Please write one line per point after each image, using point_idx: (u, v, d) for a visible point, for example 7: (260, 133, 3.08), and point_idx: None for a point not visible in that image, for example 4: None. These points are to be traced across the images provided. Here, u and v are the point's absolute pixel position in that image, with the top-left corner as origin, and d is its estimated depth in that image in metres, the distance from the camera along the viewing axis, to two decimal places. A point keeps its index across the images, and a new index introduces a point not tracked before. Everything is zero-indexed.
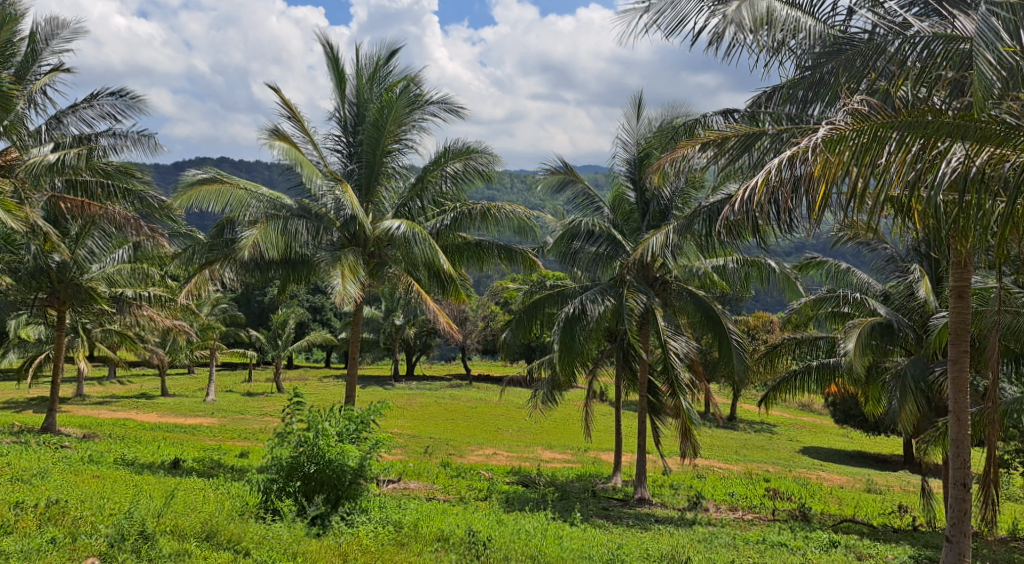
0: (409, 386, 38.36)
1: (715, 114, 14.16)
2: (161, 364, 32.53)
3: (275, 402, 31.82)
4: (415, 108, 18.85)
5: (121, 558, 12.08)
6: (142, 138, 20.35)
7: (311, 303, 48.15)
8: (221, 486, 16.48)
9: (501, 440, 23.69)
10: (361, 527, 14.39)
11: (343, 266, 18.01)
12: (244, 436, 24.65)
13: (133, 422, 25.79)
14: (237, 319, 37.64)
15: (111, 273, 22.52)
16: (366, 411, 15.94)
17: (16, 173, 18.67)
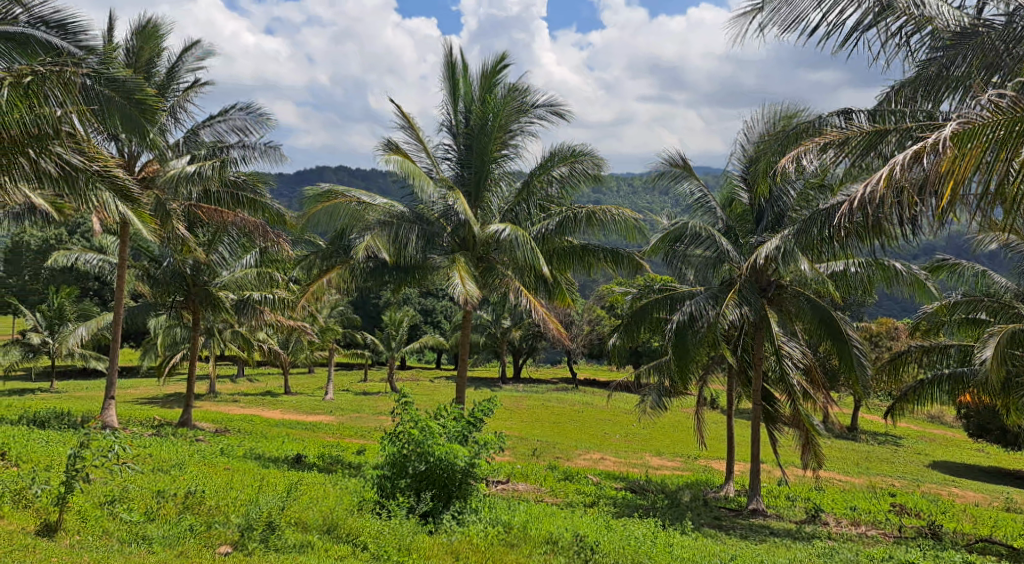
0: (518, 388, 38.59)
1: (834, 115, 13.65)
2: (283, 363, 33.74)
3: (389, 402, 32.53)
4: (523, 113, 19.05)
5: (251, 547, 12.66)
6: (268, 149, 21.21)
7: (422, 306, 48.98)
8: (340, 481, 17.03)
9: (609, 445, 23.56)
10: (472, 526, 14.57)
11: (457, 271, 18.29)
12: (360, 434, 25.28)
13: (257, 418, 26.82)
14: (352, 321, 38.68)
15: (239, 277, 23.63)
16: (476, 411, 16.17)
17: (157, 183, 20.58)
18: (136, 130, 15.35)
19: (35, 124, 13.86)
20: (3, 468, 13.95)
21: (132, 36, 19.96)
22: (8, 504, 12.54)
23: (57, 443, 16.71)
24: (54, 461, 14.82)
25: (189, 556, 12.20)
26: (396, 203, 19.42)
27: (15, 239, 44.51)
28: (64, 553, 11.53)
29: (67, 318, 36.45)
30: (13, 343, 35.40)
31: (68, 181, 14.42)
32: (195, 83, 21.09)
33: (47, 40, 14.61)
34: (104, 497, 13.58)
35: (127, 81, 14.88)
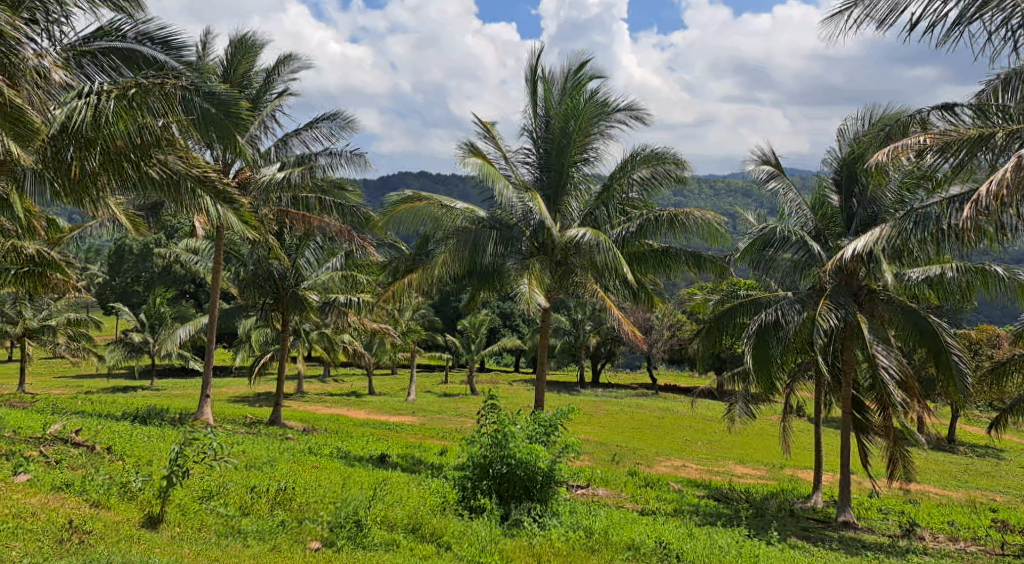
0: (598, 393, 38.47)
1: (935, 110, 13.47)
2: (367, 365, 34.38)
3: (470, 405, 32.85)
4: (603, 117, 19.09)
5: (340, 544, 12.97)
6: (355, 156, 21.72)
7: (502, 309, 49.33)
8: (423, 481, 17.30)
9: (691, 452, 23.37)
10: (554, 529, 14.65)
11: (531, 274, 18.49)
12: (441, 435, 25.56)
13: (342, 417, 27.39)
14: (433, 323, 39.20)
15: (325, 280, 24.22)
16: (555, 415, 16.24)
17: (249, 190, 21.37)
18: (233, 141, 15.89)
19: (140, 135, 14.31)
20: (109, 461, 14.63)
21: (229, 48, 20.79)
22: (115, 495, 13.08)
23: (157, 438, 17.42)
24: (156, 456, 15.47)
25: (282, 550, 12.58)
26: (478, 209, 19.68)
27: (119, 243, 46.61)
28: (165, 543, 11.93)
29: (165, 318, 37.93)
30: (115, 342, 37.01)
31: (172, 186, 15.11)
32: (288, 93, 21.74)
33: (151, 52, 15.31)
34: (202, 491, 14.09)
35: (225, 95, 15.47)
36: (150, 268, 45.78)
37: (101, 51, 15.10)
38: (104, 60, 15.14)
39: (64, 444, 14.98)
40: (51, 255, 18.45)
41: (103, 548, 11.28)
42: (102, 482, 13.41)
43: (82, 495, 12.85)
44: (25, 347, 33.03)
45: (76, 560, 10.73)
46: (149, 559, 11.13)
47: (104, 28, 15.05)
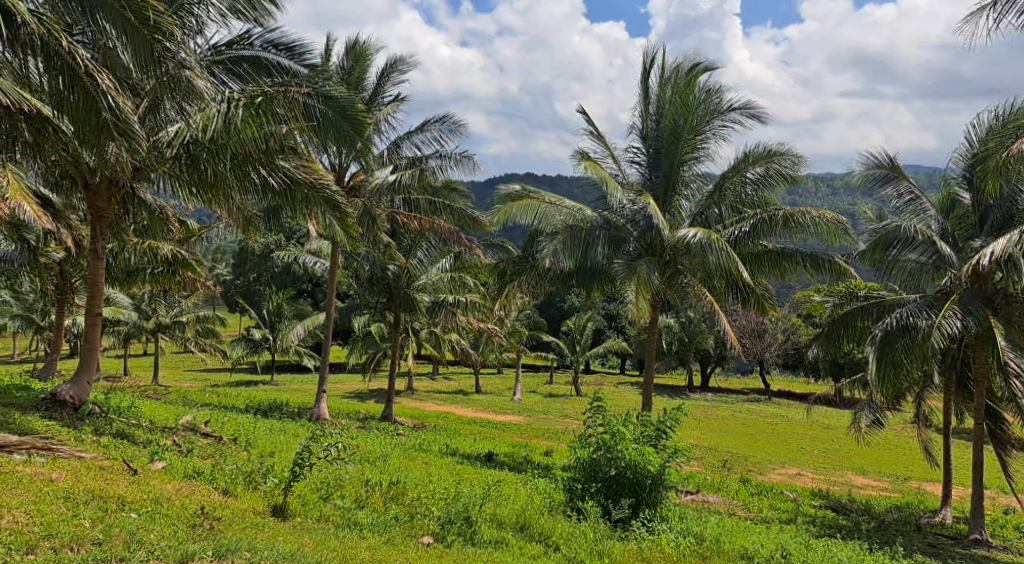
0: (707, 397, 37.78)
1: None
2: (474, 364, 34.73)
3: (575, 406, 32.82)
4: (716, 116, 18.74)
5: (451, 539, 13.12)
6: (465, 159, 21.96)
7: (608, 311, 49.04)
8: (531, 481, 17.33)
9: (806, 461, 22.73)
10: (663, 534, 14.43)
11: (641, 275, 18.17)
12: (548, 435, 25.60)
13: (451, 415, 27.75)
14: (539, 324, 39.33)
15: (436, 280, 24.58)
16: (664, 418, 16.00)
17: (362, 193, 22.00)
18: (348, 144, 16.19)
19: (265, 141, 14.87)
20: (235, 451, 15.23)
21: (344, 54, 21.35)
22: (241, 484, 13.56)
23: (279, 431, 18.05)
24: (278, 448, 16.01)
25: (396, 543, 12.79)
26: (584, 205, 19.53)
27: (241, 243, 48.59)
28: (288, 532, 12.28)
29: (283, 316, 39.29)
30: (237, 338, 38.56)
31: (289, 194, 15.78)
32: (400, 96, 22.18)
33: (276, 58, 15.94)
34: (320, 484, 14.44)
35: (343, 98, 15.68)
36: (269, 268, 47.56)
37: (231, 60, 15.80)
38: (233, 69, 15.84)
39: (194, 435, 15.65)
40: (182, 255, 19.34)
41: (231, 534, 11.69)
42: (230, 472, 13.94)
43: (211, 483, 13.38)
44: (155, 341, 34.77)
45: (208, 545, 11.14)
46: (274, 547, 11.48)
47: (233, 38, 15.76)
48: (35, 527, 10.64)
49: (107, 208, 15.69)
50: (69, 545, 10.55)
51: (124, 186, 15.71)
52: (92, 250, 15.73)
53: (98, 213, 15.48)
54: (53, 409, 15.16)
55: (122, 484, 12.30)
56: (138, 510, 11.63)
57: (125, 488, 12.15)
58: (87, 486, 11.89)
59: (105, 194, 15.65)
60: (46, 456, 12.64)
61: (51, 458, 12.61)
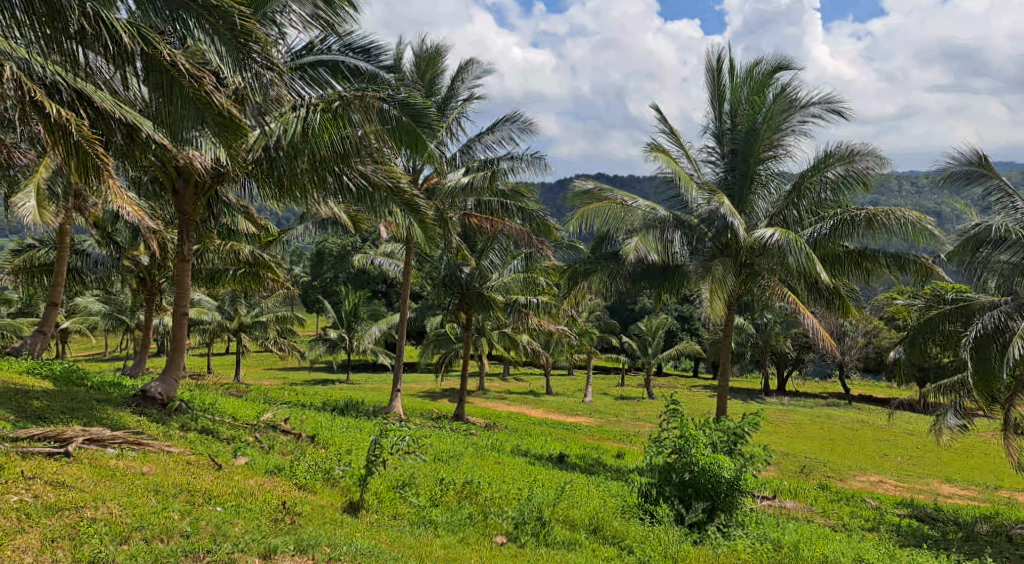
0: (784, 401, 37.07)
1: None
2: (545, 365, 34.74)
3: (648, 408, 32.56)
4: (794, 113, 18.36)
5: (525, 539, 13.13)
6: (536, 159, 22.00)
7: (681, 312, 48.54)
8: (603, 483, 17.22)
9: (888, 468, 22.13)
10: (739, 540, 14.20)
11: (715, 277, 17.95)
12: (620, 438, 25.42)
13: (522, 416, 27.77)
14: (611, 325, 39.16)
15: (507, 281, 24.66)
16: (741, 423, 15.72)
17: (436, 195, 22.31)
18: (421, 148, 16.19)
19: (341, 145, 15.10)
20: (314, 448, 15.52)
21: (415, 59, 21.59)
22: (319, 481, 13.81)
23: (355, 429, 18.34)
24: (354, 445, 16.26)
25: (470, 542, 12.86)
26: (658, 206, 19.11)
27: (318, 245, 49.58)
28: (366, 529, 12.44)
29: (359, 316, 39.94)
30: (314, 338, 39.32)
31: (368, 196, 16.19)
32: (472, 99, 22.36)
33: (354, 60, 16.27)
34: (396, 481, 14.59)
35: (419, 105, 15.38)
36: (345, 269, 48.38)
37: (310, 65, 16.12)
38: (312, 74, 16.11)
39: (274, 431, 16.02)
40: (263, 256, 19.80)
41: (312, 529, 11.91)
42: (308, 467, 14.19)
43: (291, 479, 13.65)
44: (237, 340, 35.73)
45: (290, 539, 11.36)
46: (353, 543, 11.65)
47: (312, 44, 16.11)
48: (128, 518, 10.97)
49: (193, 212, 16.23)
50: (159, 537, 10.85)
51: (211, 190, 16.26)
52: (181, 252, 16.32)
53: (186, 217, 16.04)
54: (144, 405, 15.68)
55: (208, 478, 12.64)
56: (223, 504, 11.94)
57: (211, 482, 12.47)
58: (176, 480, 12.25)
59: (192, 197, 16.18)
60: (137, 450, 13.06)
61: (141, 452, 13.04)
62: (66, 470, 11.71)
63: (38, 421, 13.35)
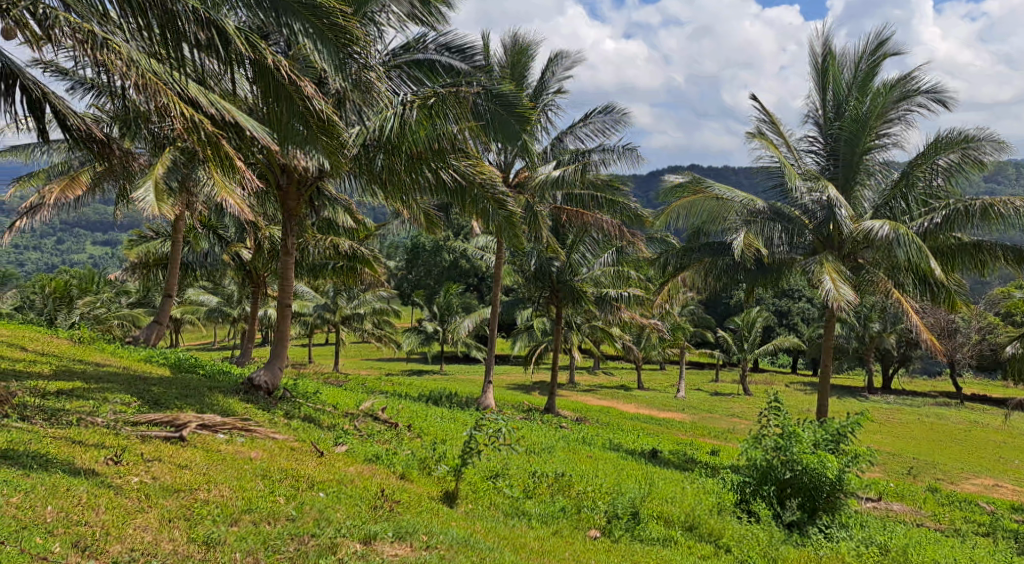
0: (889, 400, 35.89)
1: None
2: (637, 359, 34.49)
3: (743, 404, 31.94)
4: (902, 99, 17.70)
5: (619, 534, 13.02)
6: (628, 151, 21.80)
7: (778, 307, 47.53)
8: (698, 480, 16.94)
9: (1003, 471, 21.17)
10: (843, 543, 13.72)
11: (828, 270, 17.33)
12: (715, 434, 25.03)
13: (615, 411, 27.62)
14: (705, 320, 38.61)
15: (599, 275, 24.54)
16: (845, 421, 15.21)
17: (527, 188, 22.33)
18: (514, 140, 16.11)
19: (437, 142, 15.20)
20: (410, 437, 15.74)
21: (507, 52, 21.66)
22: (416, 470, 13.98)
23: (449, 419, 18.52)
24: (450, 436, 16.41)
25: (563, 534, 12.80)
26: (755, 197, 18.48)
27: (411, 240, 50.36)
28: (461, 518, 12.50)
29: (452, 309, 40.38)
30: (408, 329, 39.92)
31: (460, 192, 16.24)
32: (561, 90, 22.29)
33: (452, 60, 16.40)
34: (489, 472, 14.64)
35: (511, 95, 15.64)
36: (438, 262, 49.12)
37: (407, 64, 16.44)
38: (408, 72, 16.42)
39: (373, 420, 16.33)
40: (362, 249, 20.18)
41: (410, 517, 12.05)
42: (405, 457, 14.41)
43: (390, 467, 13.86)
44: (335, 331, 36.60)
45: (389, 527, 11.52)
46: (449, 531, 11.74)
47: (410, 43, 16.42)
48: (238, 501, 11.26)
49: (297, 207, 16.69)
50: (267, 520, 11.08)
51: (312, 186, 16.65)
52: (284, 246, 16.78)
53: (289, 211, 16.51)
54: (250, 393, 16.15)
55: (311, 465, 12.95)
56: (325, 490, 12.19)
57: (313, 468, 12.78)
58: (281, 466, 12.59)
59: (295, 192, 16.64)
60: (244, 436, 13.47)
61: (249, 438, 13.46)
62: (181, 453, 12.16)
63: (156, 406, 13.88)
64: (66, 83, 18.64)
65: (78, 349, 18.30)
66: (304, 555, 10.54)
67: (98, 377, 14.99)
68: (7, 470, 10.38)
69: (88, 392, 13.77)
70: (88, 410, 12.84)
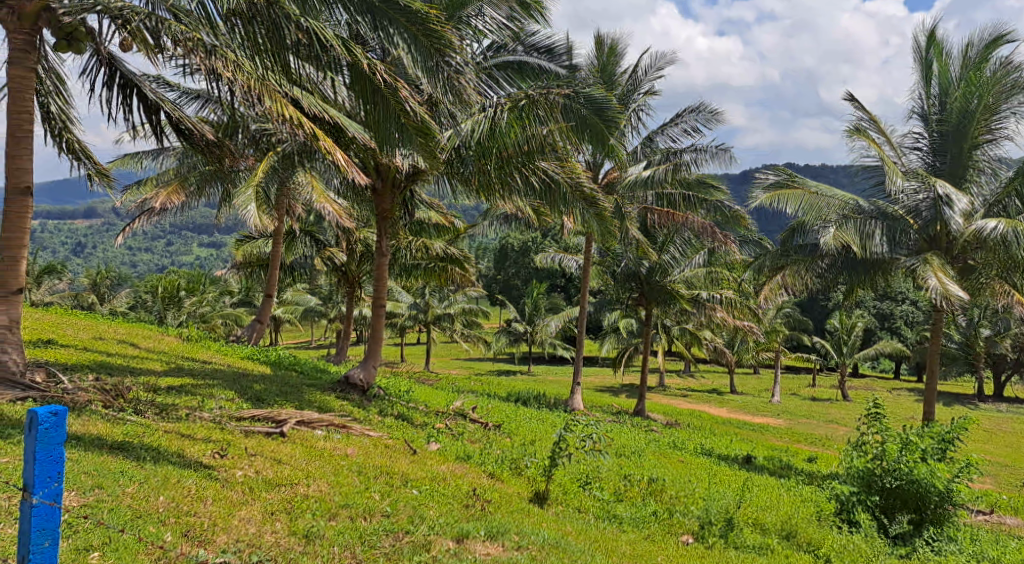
0: (999, 408, 34.32)
1: None
2: (730, 363, 33.90)
3: (842, 410, 31.04)
4: (1014, 93, 16.89)
5: (713, 540, 12.78)
6: (720, 151, 21.45)
7: (880, 310, 46.09)
8: (794, 487, 16.51)
9: None
10: (950, 556, 13.07)
11: (934, 268, 16.70)
12: (812, 441, 24.38)
13: (706, 415, 27.20)
14: (802, 322, 37.68)
15: (690, 276, 24.21)
16: (953, 429, 14.58)
17: (617, 189, 22.08)
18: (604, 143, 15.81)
19: (527, 143, 15.26)
20: (500, 437, 15.80)
21: (597, 53, 21.54)
22: (506, 470, 14.01)
23: (539, 420, 18.52)
24: (539, 437, 16.39)
25: (655, 539, 12.62)
26: (851, 197, 17.96)
27: (501, 241, 50.80)
28: (552, 519, 12.45)
29: (540, 310, 40.43)
30: (498, 330, 40.16)
31: (547, 194, 16.31)
32: (652, 89, 22.08)
33: (550, 65, 16.52)
34: (580, 474, 14.58)
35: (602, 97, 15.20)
36: (526, 264, 49.37)
37: (497, 66, 16.48)
38: (499, 75, 16.47)
39: (462, 419, 16.45)
40: (453, 250, 20.36)
41: (500, 516, 12.08)
42: (497, 457, 14.47)
43: (481, 466, 13.94)
44: (426, 331, 37.10)
45: (481, 525, 11.58)
46: (541, 532, 11.73)
47: (501, 45, 16.48)
48: (336, 497, 11.47)
49: (391, 209, 16.97)
50: (363, 515, 11.24)
51: (406, 188, 16.92)
52: (379, 247, 17.06)
53: (382, 214, 16.80)
54: (346, 391, 16.52)
55: (405, 462, 13.12)
56: (418, 487, 12.33)
57: (407, 466, 12.96)
58: (376, 462, 12.81)
59: (389, 195, 16.92)
60: (341, 432, 13.77)
61: (345, 435, 13.75)
62: (281, 449, 12.48)
63: (257, 403, 14.29)
64: (174, 92, 19.38)
65: (186, 346, 18.98)
66: (399, 551, 10.62)
67: (201, 373, 15.48)
68: (122, 461, 10.83)
69: (194, 388, 14.26)
70: (195, 405, 13.32)
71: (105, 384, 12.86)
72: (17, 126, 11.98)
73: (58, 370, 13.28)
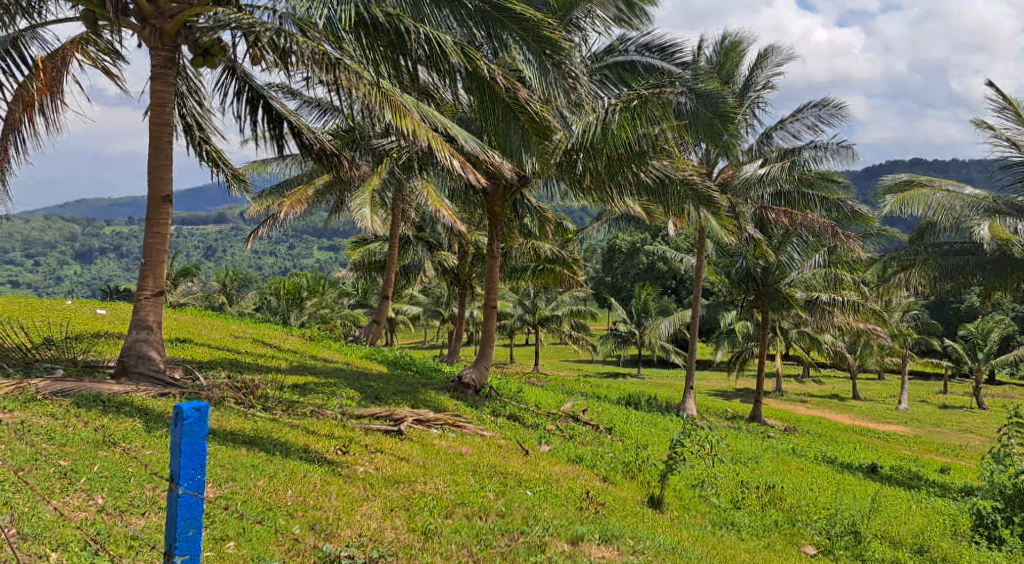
0: None
1: None
2: (853, 368, 32.80)
3: (977, 419, 29.57)
4: None
5: (839, 554, 12.32)
6: (841, 148, 20.74)
7: (1021, 314, 43.79)
8: (924, 499, 15.80)
9: None
10: None
11: None
12: (943, 451, 23.31)
13: (826, 421, 26.35)
14: (931, 326, 36.14)
15: (809, 278, 23.54)
16: None
17: (732, 187, 21.61)
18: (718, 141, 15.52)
19: (638, 143, 15.07)
20: (612, 440, 15.70)
21: (712, 52, 21.10)
22: (620, 473, 13.93)
23: (652, 424, 18.31)
24: (653, 441, 16.24)
25: (777, 549, 12.30)
26: (987, 193, 16.97)
27: (610, 243, 50.58)
28: (668, 525, 12.29)
29: (650, 311, 40.03)
30: (608, 331, 39.99)
31: (660, 194, 16.06)
32: (771, 87, 21.54)
33: (659, 61, 16.20)
34: (695, 480, 14.36)
35: (716, 93, 14.88)
36: (636, 264, 49.07)
37: (609, 67, 16.47)
38: (610, 76, 16.45)
39: (575, 422, 16.43)
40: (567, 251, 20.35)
41: (615, 520, 12.00)
42: (611, 460, 14.40)
43: (593, 469, 13.86)
44: (537, 332, 37.27)
45: (595, 528, 11.53)
46: (656, 538, 11.58)
47: (611, 46, 16.45)
48: (451, 495, 11.62)
49: (502, 211, 17.15)
50: (478, 514, 11.35)
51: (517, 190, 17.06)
52: (491, 249, 17.19)
53: (494, 215, 17.00)
54: (460, 391, 16.68)
55: (518, 463, 13.20)
56: (532, 488, 12.39)
57: (521, 466, 13.04)
58: (490, 462, 12.93)
59: (500, 196, 17.10)
60: (456, 432, 13.97)
61: (459, 434, 13.94)
62: (400, 446, 12.76)
63: (376, 401, 14.63)
64: (296, 100, 20.01)
65: (308, 346, 19.59)
66: (515, 551, 10.67)
67: (322, 372, 15.94)
68: (253, 455, 11.28)
69: (317, 386, 14.70)
70: (318, 402, 13.75)
71: (236, 381, 13.39)
72: (157, 137, 12.62)
73: (193, 367, 13.92)
